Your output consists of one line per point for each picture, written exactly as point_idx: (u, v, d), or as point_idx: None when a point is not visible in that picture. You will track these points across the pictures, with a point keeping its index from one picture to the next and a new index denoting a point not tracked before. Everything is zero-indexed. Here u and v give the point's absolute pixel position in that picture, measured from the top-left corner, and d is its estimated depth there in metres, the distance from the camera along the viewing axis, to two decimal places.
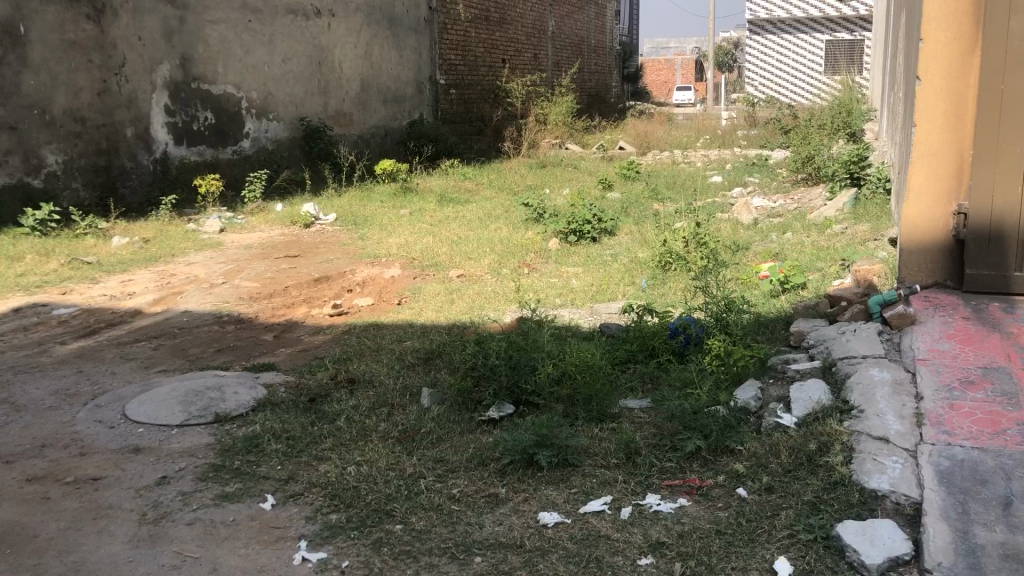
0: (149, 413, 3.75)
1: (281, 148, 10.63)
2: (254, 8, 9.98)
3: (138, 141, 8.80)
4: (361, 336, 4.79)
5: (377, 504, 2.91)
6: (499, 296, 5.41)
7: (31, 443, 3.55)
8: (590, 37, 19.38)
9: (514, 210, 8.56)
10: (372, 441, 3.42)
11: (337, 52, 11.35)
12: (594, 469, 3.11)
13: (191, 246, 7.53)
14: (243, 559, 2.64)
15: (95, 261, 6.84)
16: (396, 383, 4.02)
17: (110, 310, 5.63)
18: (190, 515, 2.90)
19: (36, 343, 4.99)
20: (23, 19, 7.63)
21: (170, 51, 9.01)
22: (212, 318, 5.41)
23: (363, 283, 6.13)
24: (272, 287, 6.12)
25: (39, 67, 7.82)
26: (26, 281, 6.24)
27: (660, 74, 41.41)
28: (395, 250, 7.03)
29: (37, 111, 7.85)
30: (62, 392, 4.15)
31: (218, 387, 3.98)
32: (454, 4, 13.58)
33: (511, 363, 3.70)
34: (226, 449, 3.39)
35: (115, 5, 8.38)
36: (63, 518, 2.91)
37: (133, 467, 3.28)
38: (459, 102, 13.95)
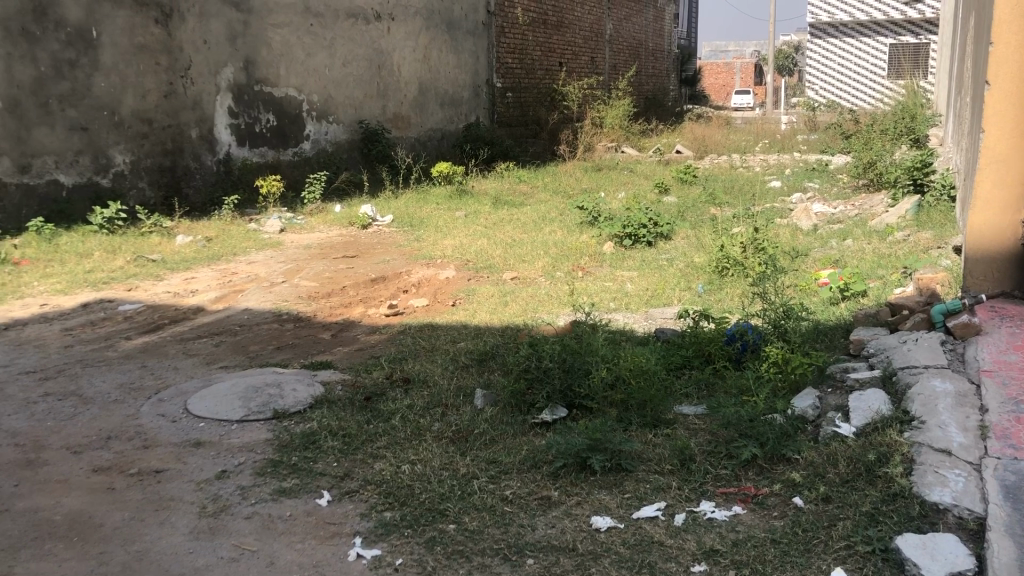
0: (210, 408, 3.84)
1: (341, 150, 10.78)
2: (317, 12, 10.14)
3: (202, 143, 9.00)
4: (417, 336, 4.84)
5: (431, 504, 2.94)
6: (553, 299, 5.42)
7: (98, 434, 3.66)
8: (648, 40, 19.28)
9: (569, 214, 8.57)
10: (426, 440, 3.45)
11: (396, 55, 11.48)
12: (648, 474, 3.10)
13: (252, 245, 7.68)
14: (300, 553, 2.68)
15: (160, 259, 7.01)
16: (450, 384, 4.05)
17: (173, 307, 5.77)
18: (248, 509, 2.96)
19: (102, 337, 5.13)
20: (95, 23, 7.87)
21: (234, 54, 9.20)
22: (272, 316, 5.51)
23: (418, 284, 6.19)
24: (330, 286, 6.22)
25: (110, 70, 8.05)
26: (94, 277, 6.42)
27: (718, 78, 41.07)
28: (450, 252, 7.08)
29: (107, 113, 8.08)
30: (127, 385, 4.27)
31: (277, 383, 4.05)
32: (513, 8, 13.63)
33: (565, 366, 3.70)
34: (284, 444, 3.45)
35: (182, 9, 8.59)
36: (127, 508, 3.00)
37: (194, 461, 3.35)
38: (515, 106, 14.00)
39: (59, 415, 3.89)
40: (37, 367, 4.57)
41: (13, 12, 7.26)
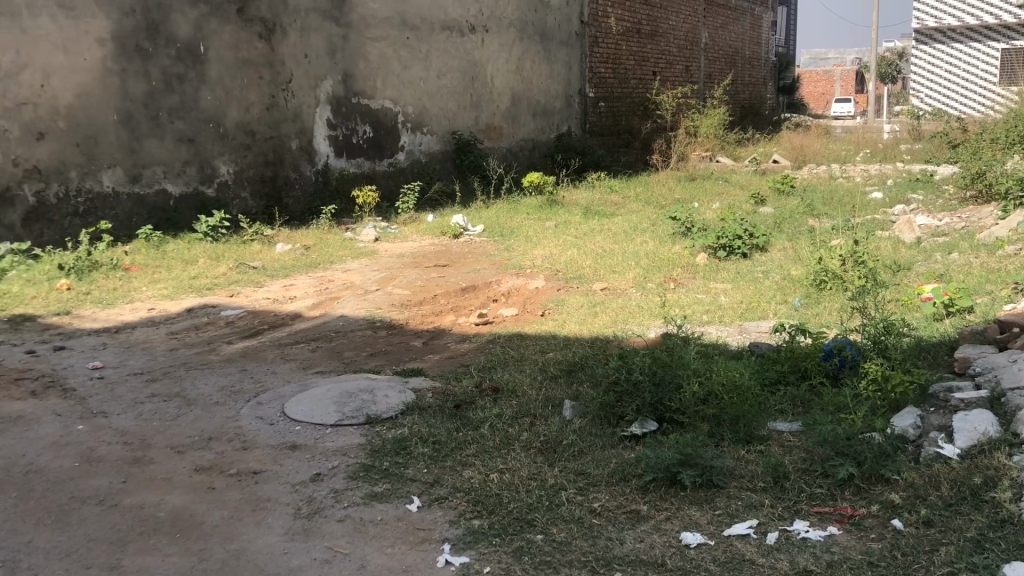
0: (306, 412, 3.95)
1: (434, 160, 10.94)
2: (413, 25, 10.35)
3: (301, 154, 9.27)
4: (506, 346, 4.86)
5: (519, 513, 2.95)
6: (644, 310, 5.37)
7: (200, 435, 3.80)
8: (745, 48, 18.99)
9: (662, 224, 8.50)
10: (515, 449, 3.46)
11: (490, 67, 11.60)
12: (740, 491, 3.04)
13: (348, 254, 7.86)
14: (390, 558, 2.73)
15: (260, 267, 7.23)
16: (539, 394, 4.05)
17: (272, 312, 5.96)
18: (341, 512, 3.03)
19: (206, 341, 5.33)
20: (204, 39, 8.19)
21: (333, 67, 9.46)
22: (366, 323, 5.63)
23: (509, 293, 6.22)
24: (422, 295, 6.31)
25: (216, 84, 8.37)
26: (198, 283, 6.68)
27: (818, 87, 40.13)
28: (540, 262, 7.10)
29: (212, 125, 8.39)
30: (228, 388, 4.43)
31: (370, 389, 4.13)
32: (606, 18, 13.62)
33: (655, 379, 3.66)
34: (376, 450, 3.51)
35: (284, 24, 8.88)
36: (226, 508, 3.10)
37: (290, 463, 3.45)
38: (608, 115, 13.96)
39: (165, 415, 4.06)
40: (145, 369, 4.78)
41: (128, 29, 7.62)
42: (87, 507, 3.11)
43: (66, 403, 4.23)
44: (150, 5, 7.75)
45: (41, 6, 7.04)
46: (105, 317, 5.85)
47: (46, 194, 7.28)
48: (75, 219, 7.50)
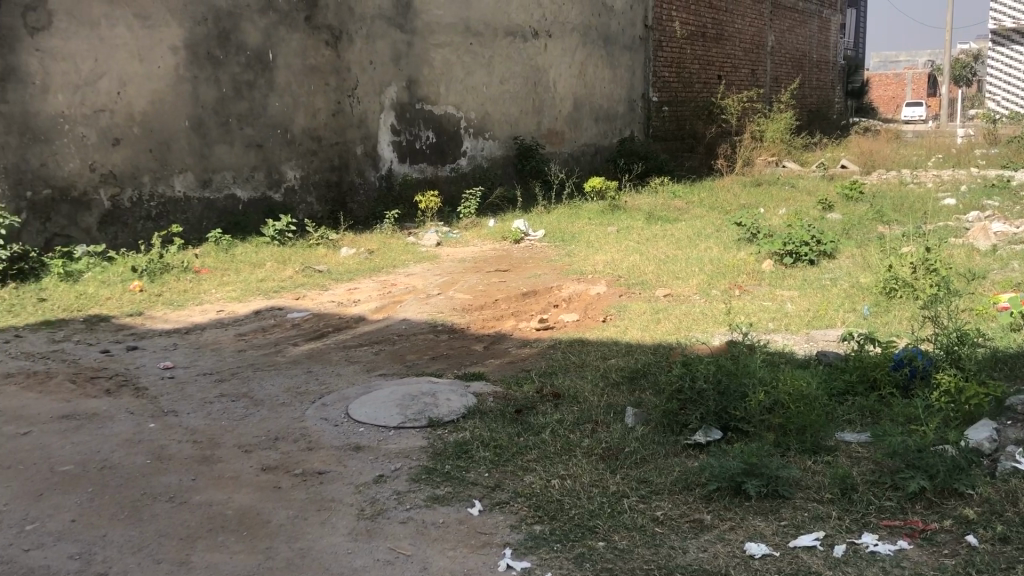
0: (370, 413, 3.99)
1: (496, 165, 10.99)
2: (477, 31, 10.42)
3: (366, 159, 9.40)
4: (567, 352, 4.86)
5: (580, 519, 2.94)
6: (709, 317, 5.31)
7: (267, 435, 3.87)
8: (812, 52, 18.68)
9: (726, 230, 8.41)
10: (576, 455, 3.45)
11: (553, 72, 11.61)
12: (806, 502, 2.98)
13: (411, 258, 7.93)
14: (452, 560, 2.74)
15: (325, 270, 7.35)
16: (600, 401, 4.03)
17: (336, 315, 6.04)
18: (404, 514, 3.05)
19: (273, 343, 5.43)
20: (272, 46, 8.36)
21: (398, 74, 9.57)
22: (428, 327, 5.67)
23: (570, 298, 6.21)
24: (484, 299, 6.34)
25: (284, 91, 8.54)
26: (265, 286, 6.81)
27: (888, 91, 39.25)
28: (601, 267, 7.08)
29: (280, 131, 8.56)
30: (294, 389, 4.51)
31: (432, 393, 4.16)
32: (670, 22, 13.52)
33: (720, 388, 3.61)
34: (438, 453, 3.54)
35: (351, 31, 9.02)
36: (292, 507, 3.15)
37: (354, 464, 3.49)
38: (671, 120, 13.86)
39: (233, 415, 4.14)
40: (214, 369, 4.89)
41: (200, 37, 7.81)
42: (157, 504, 3.18)
43: (139, 401, 4.35)
44: (221, 14, 7.93)
45: (118, 16, 7.26)
46: (176, 319, 6.00)
47: (120, 198, 7.49)
48: (148, 223, 7.70)
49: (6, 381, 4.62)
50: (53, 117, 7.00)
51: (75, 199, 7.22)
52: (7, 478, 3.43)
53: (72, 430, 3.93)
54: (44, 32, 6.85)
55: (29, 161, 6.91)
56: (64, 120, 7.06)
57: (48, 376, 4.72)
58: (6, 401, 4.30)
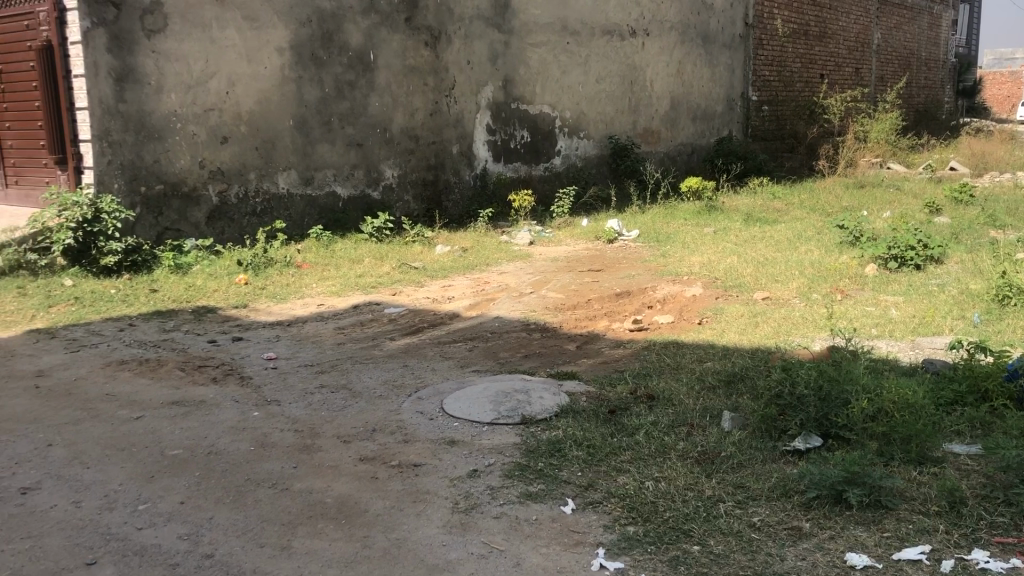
0: (464, 409, 4.04)
1: (591, 165, 10.97)
2: (574, 30, 10.43)
3: (461, 158, 9.52)
4: (662, 353, 4.82)
5: (675, 522, 2.91)
6: (809, 322, 5.20)
7: (364, 426, 3.96)
8: (921, 49, 18.02)
9: (827, 232, 8.19)
10: (671, 458, 3.42)
11: (650, 71, 11.52)
12: (911, 514, 2.89)
13: (504, 256, 7.98)
14: (544, 557, 2.75)
15: (421, 267, 7.47)
16: (696, 404, 3.98)
17: (431, 312, 6.12)
18: (498, 509, 3.08)
19: (370, 337, 5.55)
20: (374, 47, 8.54)
21: (495, 73, 9.65)
22: (521, 325, 5.70)
23: (664, 299, 6.15)
24: (577, 298, 6.34)
25: (384, 90, 8.70)
26: (363, 281, 6.96)
27: (1001, 91, 37.60)
28: (697, 268, 6.98)
29: (379, 130, 8.73)
30: (391, 382, 4.60)
31: (525, 390, 4.18)
32: (772, 20, 13.24)
33: (822, 394, 3.53)
34: (532, 450, 3.56)
35: (450, 31, 9.14)
36: (388, 498, 3.21)
37: (448, 458, 3.54)
38: (771, 120, 13.59)
39: (333, 406, 4.25)
40: (314, 361, 5.03)
41: (304, 39, 8.04)
42: (261, 490, 3.29)
43: (244, 390, 4.51)
44: (325, 15, 8.14)
45: (228, 19, 7.51)
46: (278, 311, 6.18)
47: (228, 194, 7.75)
48: (253, 218, 7.95)
49: (121, 367, 4.84)
50: (167, 116, 7.26)
51: (186, 194, 7.48)
52: (121, 459, 3.60)
53: (181, 416, 4.09)
54: (159, 34, 7.12)
55: (144, 158, 7.18)
56: (177, 119, 7.33)
57: (159, 363, 4.93)
58: (121, 387, 4.52)
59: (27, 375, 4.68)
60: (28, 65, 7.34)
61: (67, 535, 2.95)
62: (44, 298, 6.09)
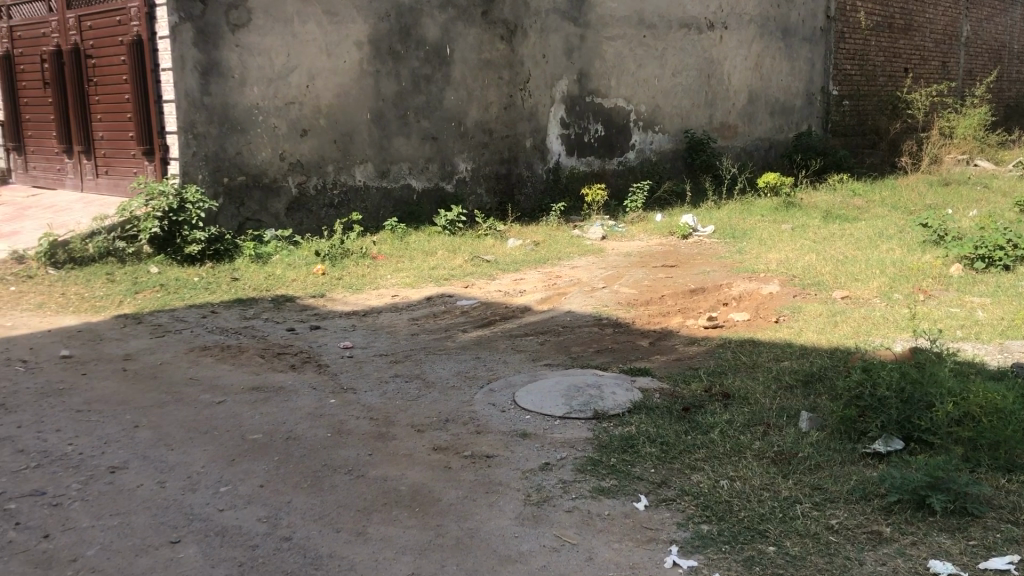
0: (536, 402, 4.05)
1: (665, 159, 10.87)
2: (651, 23, 10.34)
3: (535, 152, 9.53)
4: (737, 351, 4.76)
5: (750, 522, 2.87)
6: (890, 322, 5.07)
7: (437, 416, 4.00)
8: (1013, 42, 17.35)
9: (910, 231, 7.96)
10: (747, 458, 3.37)
11: (727, 65, 11.35)
12: (999, 523, 2.80)
13: (577, 251, 7.97)
14: (617, 553, 2.75)
15: (493, 260, 7.51)
16: (773, 403, 3.92)
17: (503, 305, 6.15)
18: (570, 503, 3.09)
19: (443, 328, 5.60)
20: (450, 41, 8.61)
21: (570, 67, 9.63)
22: (593, 320, 5.69)
23: (740, 297, 6.07)
24: (650, 295, 6.28)
25: (459, 84, 8.77)
26: (436, 273, 7.03)
27: None
28: (774, 266, 6.86)
29: (454, 124, 8.80)
30: (463, 373, 4.64)
31: (598, 385, 4.17)
32: (854, 12, 12.94)
33: (903, 396, 3.45)
34: (604, 445, 3.55)
35: (525, 25, 9.16)
36: (461, 487, 3.25)
37: (521, 451, 3.56)
38: (852, 115, 13.36)
39: (407, 395, 4.31)
40: (388, 351, 5.10)
41: (383, 33, 8.14)
42: (337, 476, 3.36)
43: (321, 377, 4.60)
44: (403, 10, 8.23)
45: (309, 13, 7.65)
46: (354, 301, 6.29)
47: (306, 186, 7.90)
48: (330, 210, 8.09)
49: (204, 353, 4.99)
50: (249, 109, 7.43)
51: (267, 185, 7.65)
52: (204, 442, 3.71)
53: (261, 402, 4.20)
54: (243, 29, 7.30)
55: (227, 149, 7.37)
56: (259, 112, 7.49)
57: (239, 350, 5.07)
58: (203, 371, 4.66)
59: (115, 359, 4.86)
60: (120, 59, 7.59)
61: (152, 513, 3.06)
62: (132, 285, 6.30)
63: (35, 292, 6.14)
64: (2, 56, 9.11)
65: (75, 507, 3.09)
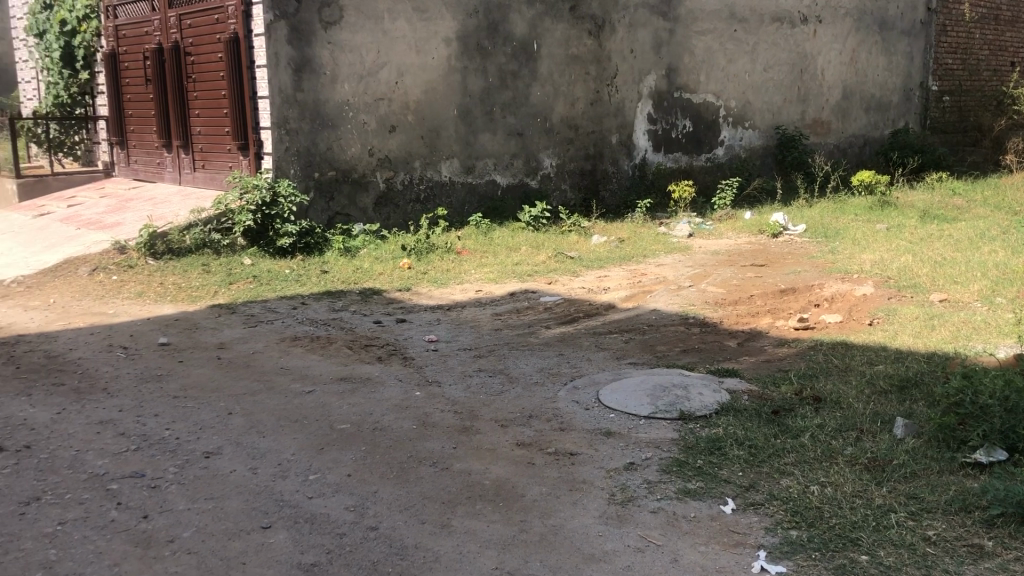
0: (621, 400, 4.02)
1: (755, 156, 10.67)
2: (742, 17, 10.15)
3: (621, 148, 9.46)
4: (829, 354, 4.64)
5: (842, 530, 2.79)
6: (992, 327, 4.86)
7: (521, 412, 4.01)
8: None
9: (1015, 233, 7.62)
10: (838, 464, 3.28)
11: (821, 59, 11.06)
12: None
13: (662, 249, 7.87)
14: (703, 556, 2.71)
15: (578, 257, 7.48)
16: (867, 408, 3.80)
17: (588, 302, 6.13)
18: (655, 504, 3.05)
19: (527, 324, 5.61)
20: (537, 37, 8.61)
21: (658, 62, 9.52)
22: (679, 318, 5.61)
23: (832, 298, 5.92)
24: (738, 294, 6.17)
25: (546, 80, 8.77)
26: (520, 269, 7.04)
27: None
28: (868, 267, 6.66)
29: (540, 120, 8.81)
30: (547, 369, 4.64)
31: (684, 385, 4.11)
32: (958, 4, 12.44)
33: (1008, 405, 3.29)
34: (690, 446, 3.50)
35: (614, 20, 9.10)
36: (545, 484, 3.24)
37: (605, 449, 3.54)
38: (953, 111, 12.83)
39: (491, 389, 4.34)
40: (473, 345, 5.13)
41: (471, 29, 8.20)
42: (422, 468, 3.39)
43: (407, 369, 4.66)
44: (491, 6, 8.28)
45: (399, 11, 7.75)
46: (439, 296, 6.35)
47: (394, 181, 8.01)
48: (417, 205, 8.18)
49: (294, 343, 5.11)
50: (340, 105, 7.58)
51: (356, 180, 7.78)
52: (294, 430, 3.79)
53: (349, 393, 4.27)
54: (335, 26, 7.44)
55: (318, 145, 7.52)
56: (349, 108, 7.63)
57: (328, 341, 5.17)
58: (294, 361, 4.77)
59: (210, 347, 5.01)
60: (218, 56, 7.82)
61: (245, 498, 3.14)
62: (227, 276, 6.49)
63: (136, 282, 6.38)
64: (106, 55, 9.49)
65: (171, 490, 3.20)
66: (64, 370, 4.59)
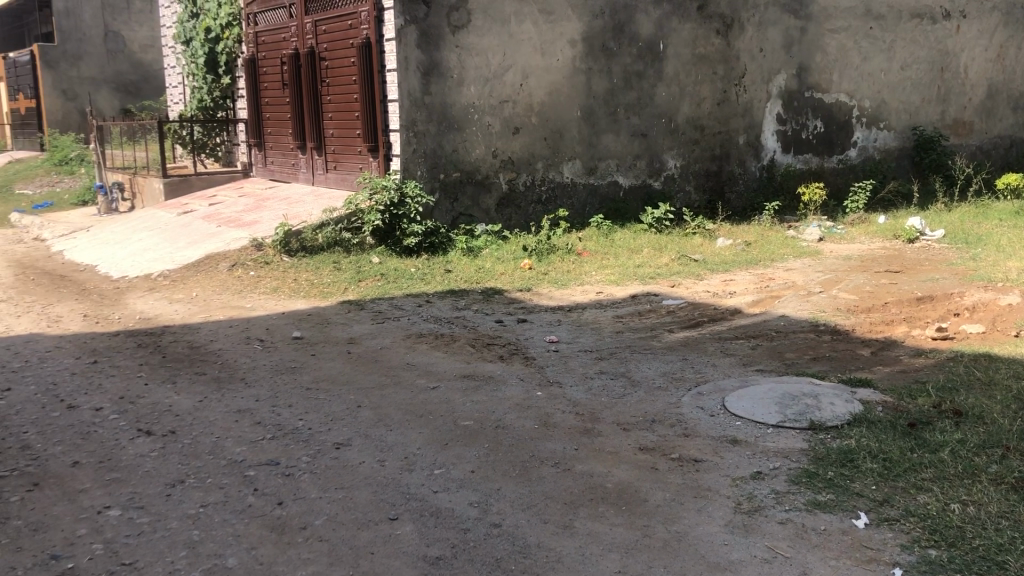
0: (748, 408, 3.93)
1: (890, 157, 10.24)
2: (878, 14, 9.77)
3: (748, 149, 9.25)
4: (972, 366, 4.41)
5: (986, 551, 2.65)
6: None
7: (643, 416, 3.98)
8: None
9: None
10: (981, 482, 3.11)
11: (965, 56, 10.51)
12: None
13: (790, 252, 7.66)
14: (835, 571, 2.63)
15: (701, 260, 7.37)
16: (1014, 425, 3.59)
17: (712, 306, 6.03)
18: (783, 515, 2.98)
19: (650, 327, 5.56)
20: (663, 37, 8.52)
21: (789, 61, 9.27)
22: (809, 325, 5.45)
23: (974, 306, 5.62)
24: (872, 301, 5.94)
25: (671, 80, 8.67)
26: (643, 272, 6.98)
27: None
28: (1014, 275, 6.30)
29: (665, 120, 8.71)
30: (670, 374, 4.59)
31: (814, 395, 3.99)
32: None
33: None
34: (821, 457, 3.39)
35: (743, 19, 8.90)
36: (669, 489, 3.21)
37: (731, 457, 3.47)
38: None
39: (613, 392, 4.32)
40: (594, 347, 5.12)
41: (596, 30, 8.19)
42: (545, 467, 3.41)
43: (529, 369, 4.69)
44: (617, 7, 8.24)
45: (525, 13, 7.82)
46: (560, 296, 6.37)
47: (516, 182, 8.08)
48: (539, 206, 8.23)
49: (420, 340, 5.23)
50: (466, 107, 7.70)
51: (480, 181, 7.89)
52: (420, 425, 3.88)
53: (472, 390, 4.33)
54: (463, 29, 7.56)
55: (444, 146, 7.67)
56: (475, 110, 7.74)
57: (452, 338, 5.26)
58: (419, 358, 4.87)
59: (341, 342, 5.18)
60: (350, 60, 8.07)
61: (373, 490, 3.24)
62: (356, 273, 6.69)
63: (271, 277, 6.65)
64: (246, 60, 9.94)
65: (304, 479, 3.33)
66: (205, 360, 4.83)
